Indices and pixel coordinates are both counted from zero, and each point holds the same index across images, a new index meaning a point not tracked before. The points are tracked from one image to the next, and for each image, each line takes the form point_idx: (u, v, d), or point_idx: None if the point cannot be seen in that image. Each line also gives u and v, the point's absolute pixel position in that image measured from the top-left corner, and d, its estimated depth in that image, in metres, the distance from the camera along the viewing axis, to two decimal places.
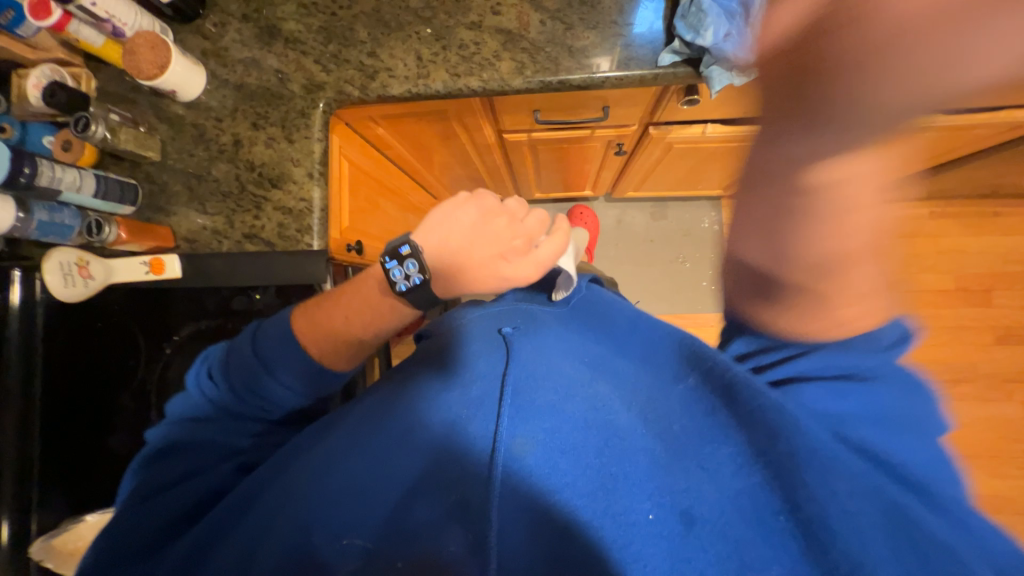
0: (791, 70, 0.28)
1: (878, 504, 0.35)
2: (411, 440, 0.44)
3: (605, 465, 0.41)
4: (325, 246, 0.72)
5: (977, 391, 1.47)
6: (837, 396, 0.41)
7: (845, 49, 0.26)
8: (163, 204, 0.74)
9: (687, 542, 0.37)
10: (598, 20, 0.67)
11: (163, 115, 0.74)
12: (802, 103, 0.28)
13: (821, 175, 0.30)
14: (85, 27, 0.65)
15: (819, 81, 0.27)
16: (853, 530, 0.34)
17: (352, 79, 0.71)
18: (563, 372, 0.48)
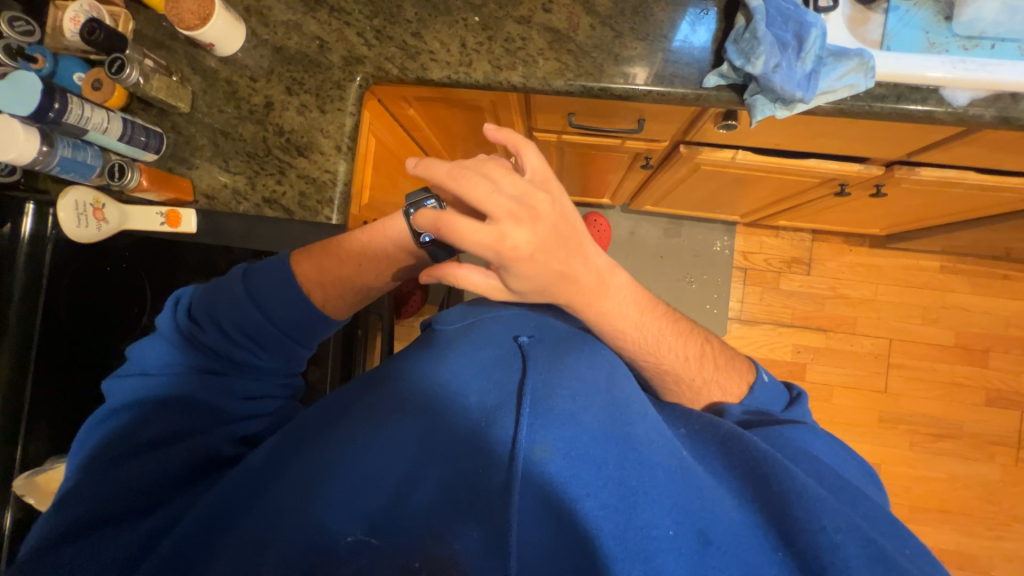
0: (516, 264, 0.54)
1: (861, 535, 0.41)
2: (433, 435, 0.48)
3: (625, 477, 0.44)
4: (343, 221, 0.72)
5: (960, 449, 1.49)
6: (788, 438, 0.51)
7: (520, 262, 0.53)
8: (186, 156, 0.73)
9: (701, 557, 0.41)
10: (648, 32, 0.66)
11: (197, 67, 0.73)
12: (522, 270, 0.54)
13: (595, 267, 0.58)
14: None
15: (520, 264, 0.53)
16: (838, 556, 0.40)
17: (393, 57, 0.70)
18: (578, 381, 0.50)
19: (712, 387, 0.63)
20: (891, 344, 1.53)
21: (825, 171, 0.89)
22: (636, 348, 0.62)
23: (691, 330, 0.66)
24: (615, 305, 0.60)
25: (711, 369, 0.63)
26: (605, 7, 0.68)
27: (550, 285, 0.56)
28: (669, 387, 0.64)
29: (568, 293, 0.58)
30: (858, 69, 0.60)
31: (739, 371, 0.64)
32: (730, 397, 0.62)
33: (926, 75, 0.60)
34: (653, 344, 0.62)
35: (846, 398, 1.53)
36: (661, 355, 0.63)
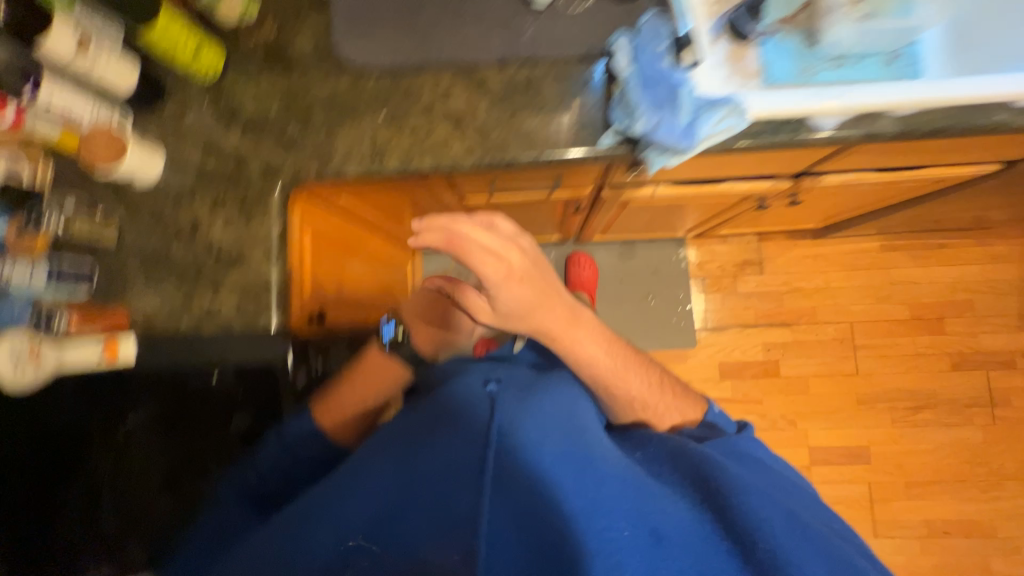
0: (511, 283, 0.60)
1: (783, 513, 0.51)
2: (426, 480, 0.59)
3: (589, 490, 0.54)
4: (283, 324, 0.73)
5: (938, 417, 1.53)
6: (738, 454, 0.62)
7: (512, 283, 0.60)
8: (121, 286, 0.74)
9: (657, 552, 0.50)
10: (542, 103, 0.71)
11: (122, 197, 0.75)
12: (514, 290, 0.61)
13: (569, 304, 0.69)
14: (41, 117, 0.61)
15: (515, 284, 0.61)
16: (767, 535, 0.49)
17: (309, 164, 0.74)
18: (546, 418, 0.61)
19: (672, 412, 0.73)
20: (852, 327, 1.58)
21: (740, 192, 0.94)
22: (605, 377, 0.71)
23: (653, 365, 0.76)
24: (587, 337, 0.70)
25: (671, 397, 0.74)
26: (499, 86, 0.72)
27: (533, 307, 0.64)
28: (637, 413, 0.73)
29: (546, 317, 0.66)
30: (733, 112, 0.65)
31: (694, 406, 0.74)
32: (683, 420, 0.73)
33: (793, 109, 0.67)
34: (620, 371, 0.71)
35: (822, 387, 1.56)
36: (628, 383, 0.72)
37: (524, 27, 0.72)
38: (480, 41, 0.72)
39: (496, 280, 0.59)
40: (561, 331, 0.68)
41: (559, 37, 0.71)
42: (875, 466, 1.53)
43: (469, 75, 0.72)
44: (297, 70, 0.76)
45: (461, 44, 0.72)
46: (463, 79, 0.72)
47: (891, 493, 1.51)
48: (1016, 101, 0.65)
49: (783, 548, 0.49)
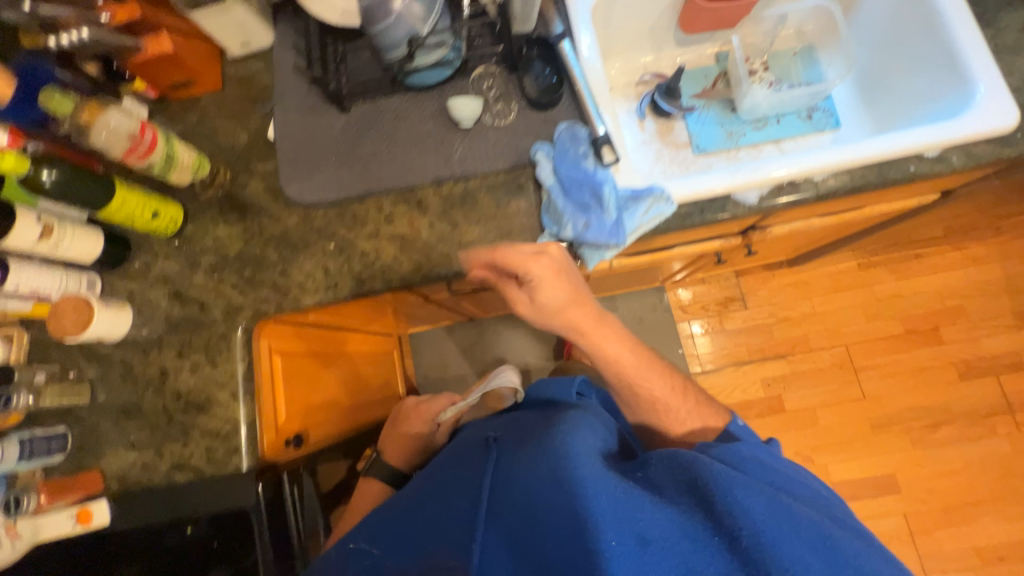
0: (550, 278, 0.63)
1: (766, 498, 0.49)
2: (428, 518, 0.62)
3: (574, 504, 0.52)
4: (254, 463, 0.73)
5: (960, 432, 1.47)
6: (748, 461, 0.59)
7: (551, 283, 0.64)
8: (93, 446, 0.75)
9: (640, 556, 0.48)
10: (479, 215, 0.75)
11: (92, 355, 0.78)
12: (557, 288, 0.64)
13: (603, 310, 0.71)
14: (13, 299, 0.69)
15: (559, 284, 0.64)
16: (750, 520, 0.47)
17: (267, 300, 0.77)
18: (537, 439, 0.62)
19: (690, 416, 0.74)
20: (849, 350, 1.54)
21: (695, 253, 0.96)
22: (627, 377, 0.73)
23: (675, 373, 0.77)
24: (617, 341, 0.71)
25: (691, 400, 0.76)
26: (438, 204, 0.76)
27: (577, 308, 0.66)
28: (658, 415, 0.75)
29: (583, 321, 0.68)
30: (659, 201, 0.68)
31: (714, 413, 0.75)
32: (699, 427, 0.74)
33: (714, 187, 0.70)
34: (638, 373, 0.73)
35: (832, 416, 1.51)
36: (654, 385, 0.74)
37: (454, 146, 0.77)
38: (415, 165, 0.77)
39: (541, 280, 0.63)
40: (597, 336, 0.70)
41: (488, 151, 0.76)
42: (907, 494, 1.44)
43: (409, 197, 0.77)
44: (250, 213, 0.80)
45: (398, 169, 0.77)
46: (404, 201, 0.77)
47: (931, 522, 1.42)
48: (926, 152, 0.68)
49: (767, 535, 0.47)
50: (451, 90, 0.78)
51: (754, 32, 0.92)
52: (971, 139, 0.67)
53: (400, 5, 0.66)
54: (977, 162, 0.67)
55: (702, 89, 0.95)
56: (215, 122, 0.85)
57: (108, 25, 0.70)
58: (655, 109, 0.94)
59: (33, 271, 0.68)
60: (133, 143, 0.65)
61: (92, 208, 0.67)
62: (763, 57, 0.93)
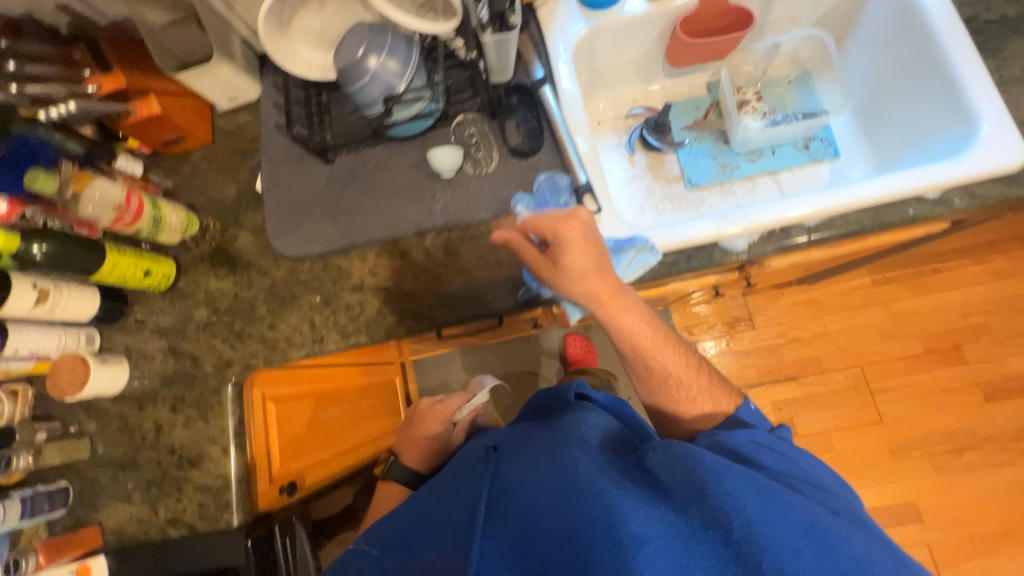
0: (574, 238, 0.62)
1: (758, 491, 0.47)
2: (424, 522, 0.58)
3: (568, 513, 0.49)
4: (245, 518, 0.74)
5: (986, 458, 1.39)
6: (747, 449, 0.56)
7: (573, 246, 0.62)
8: (93, 499, 0.77)
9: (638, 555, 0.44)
10: (462, 266, 0.75)
11: (91, 410, 0.80)
12: (583, 254, 0.62)
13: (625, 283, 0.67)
14: (14, 360, 0.71)
15: (583, 248, 0.62)
16: (739, 513, 0.45)
17: (256, 353, 0.78)
18: (538, 439, 0.59)
19: (701, 399, 0.67)
20: (864, 371, 1.48)
21: (689, 290, 0.94)
22: (639, 351, 0.67)
23: (688, 351, 0.69)
24: (630, 312, 0.65)
25: (704, 379, 0.68)
26: (421, 256, 0.76)
27: (598, 274, 0.63)
28: (669, 392, 0.67)
29: (599, 288, 0.63)
30: (642, 251, 0.67)
31: (727, 396, 0.67)
32: (712, 413, 0.66)
33: (701, 234, 0.68)
34: (651, 347, 0.67)
35: (848, 442, 1.45)
36: (668, 359, 0.67)
37: (436, 196, 0.76)
38: (398, 217, 0.77)
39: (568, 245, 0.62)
40: (613, 305, 0.65)
41: (469, 201, 0.75)
42: (930, 524, 1.37)
43: (393, 248, 0.77)
44: (240, 267, 0.82)
45: (382, 220, 0.77)
46: (388, 253, 0.77)
47: (956, 553, 1.35)
48: (925, 194, 0.65)
49: (756, 525, 0.44)
50: (433, 139, 0.77)
51: (746, 60, 0.89)
52: (973, 181, 0.63)
53: (375, 64, 0.66)
54: (982, 204, 0.64)
55: (693, 120, 0.92)
56: (206, 176, 0.87)
57: (96, 94, 0.71)
58: (644, 143, 0.92)
59: (32, 333, 0.71)
60: (119, 213, 0.67)
61: (84, 275, 0.70)
62: (757, 86, 0.91)
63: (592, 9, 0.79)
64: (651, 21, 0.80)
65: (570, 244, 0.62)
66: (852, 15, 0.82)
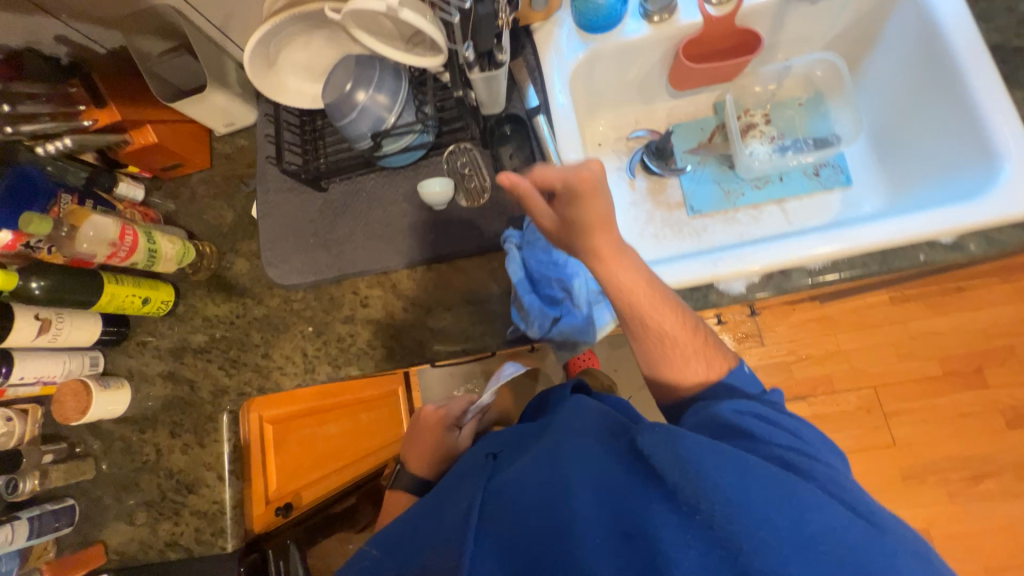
0: (586, 192, 0.53)
1: (737, 472, 0.42)
2: (418, 527, 0.55)
3: (549, 506, 0.45)
4: (239, 543, 0.76)
5: (1005, 486, 1.34)
6: (740, 422, 0.51)
7: (583, 203, 0.54)
8: (98, 519, 0.80)
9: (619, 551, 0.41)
10: (451, 301, 0.74)
11: (96, 432, 0.82)
12: (596, 213, 0.54)
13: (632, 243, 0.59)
14: (21, 386, 0.73)
15: (595, 203, 0.54)
16: (721, 500, 0.40)
17: (250, 381, 0.79)
18: (535, 443, 0.55)
19: (693, 362, 0.58)
20: (878, 393, 1.42)
21: None
22: (639, 312, 0.57)
23: (689, 313, 0.59)
24: (631, 266, 0.56)
25: (701, 340, 0.58)
26: (411, 289, 0.76)
27: (605, 232, 0.55)
28: (661, 352, 0.58)
29: (602, 243, 0.56)
30: None
31: (720, 358, 0.58)
32: (702, 380, 0.57)
33: (697, 274, 0.65)
34: (650, 308, 0.57)
35: (859, 466, 1.40)
36: (667, 319, 0.57)
37: (427, 229, 0.75)
38: (389, 249, 0.76)
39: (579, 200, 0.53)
40: (613, 259, 0.56)
41: (460, 234, 0.74)
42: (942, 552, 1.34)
43: (383, 280, 0.77)
44: (236, 294, 0.82)
45: (374, 252, 0.77)
46: (379, 284, 0.77)
47: None
48: (938, 239, 0.61)
49: (738, 514, 0.39)
50: (424, 170, 0.77)
51: (754, 81, 0.84)
52: (990, 227, 0.60)
53: (363, 98, 0.65)
54: (1000, 250, 0.60)
55: (697, 143, 0.88)
56: (204, 202, 0.88)
57: (92, 128, 0.72)
58: (646, 167, 0.88)
59: (34, 359, 0.72)
60: (114, 248, 0.68)
61: (83, 306, 0.71)
62: (765, 108, 0.86)
63: (590, 33, 0.75)
64: (653, 44, 0.76)
65: (580, 204, 0.54)
66: (866, 38, 0.77)
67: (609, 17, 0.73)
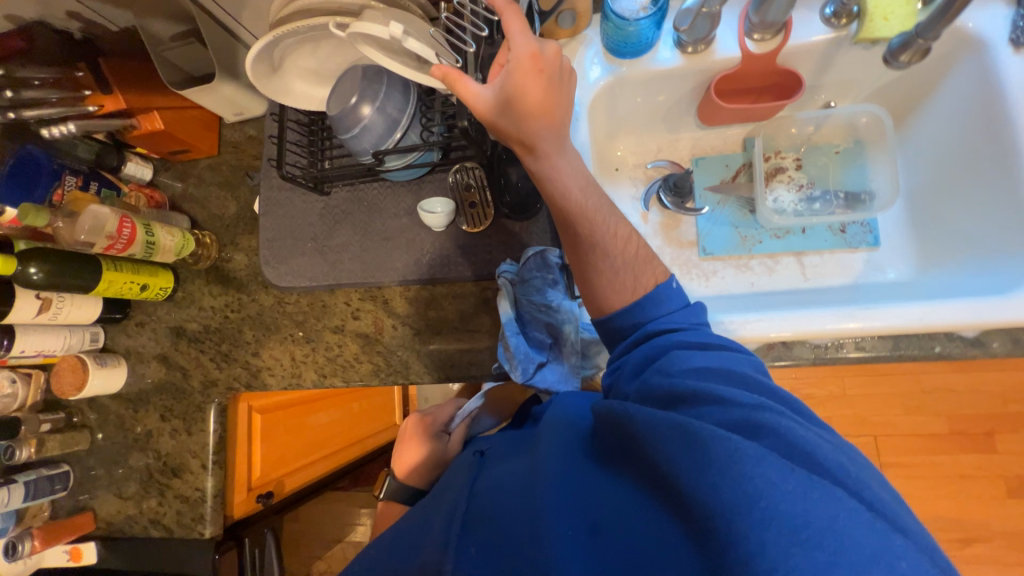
0: (537, 72, 0.44)
1: (703, 445, 0.37)
2: (401, 528, 0.52)
3: (526, 505, 0.42)
4: (217, 531, 0.80)
5: (993, 553, 1.32)
6: (697, 373, 0.45)
7: (532, 82, 0.44)
8: (90, 487, 0.84)
9: (595, 548, 0.38)
10: (441, 325, 0.73)
11: (94, 405, 0.85)
12: (548, 105, 0.46)
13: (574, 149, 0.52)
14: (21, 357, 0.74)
15: (547, 90, 0.45)
16: (691, 484, 0.36)
17: (239, 377, 0.80)
18: (521, 446, 0.53)
19: (622, 274, 0.52)
20: (877, 443, 1.38)
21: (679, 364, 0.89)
22: (573, 218, 0.51)
23: (623, 219, 0.53)
24: (567, 162, 0.50)
25: (633, 250, 0.53)
26: (403, 306, 0.75)
27: (550, 126, 0.47)
28: (595, 263, 0.52)
29: (547, 140, 0.47)
30: None
31: (649, 271, 0.53)
32: (629, 296, 0.52)
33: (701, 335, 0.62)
34: (587, 213, 0.50)
35: None
36: (602, 221, 0.51)
37: (425, 247, 0.74)
38: (385, 263, 0.75)
39: (529, 78, 0.44)
40: (551, 155, 0.48)
41: (456, 258, 0.72)
42: None
43: (375, 294, 0.76)
44: (233, 287, 0.83)
45: (368, 264, 0.75)
46: (371, 298, 0.76)
47: None
48: (962, 332, 0.58)
49: (712, 496, 0.35)
50: (428, 186, 0.75)
51: (791, 123, 0.78)
52: (1019, 326, 0.57)
53: (369, 112, 0.62)
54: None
55: (719, 181, 0.83)
56: (209, 188, 0.87)
57: (97, 114, 0.71)
58: (660, 201, 0.84)
59: (31, 335, 0.72)
60: (111, 241, 0.69)
61: (83, 291, 0.72)
62: (798, 152, 0.81)
63: (617, 56, 0.70)
64: (685, 75, 0.71)
65: (510, 76, 0.44)
66: (917, 92, 0.72)
67: (638, 44, 0.67)
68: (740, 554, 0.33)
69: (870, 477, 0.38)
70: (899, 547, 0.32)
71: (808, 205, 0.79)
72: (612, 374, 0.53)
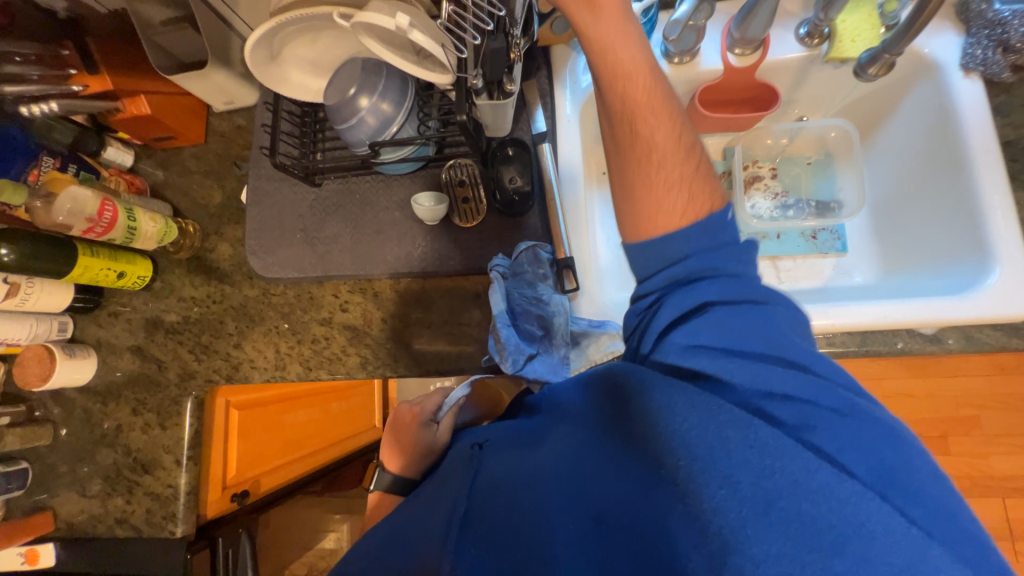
0: None
1: (733, 441, 0.39)
2: (400, 521, 0.51)
3: (540, 503, 0.45)
4: (189, 529, 0.77)
5: None
6: (731, 352, 0.44)
7: None
8: (50, 486, 0.79)
9: (604, 542, 0.42)
10: (431, 318, 0.74)
11: (59, 399, 0.81)
12: None
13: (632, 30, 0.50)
14: None
15: None
16: (706, 479, 0.39)
17: (219, 369, 0.78)
18: (527, 442, 0.53)
19: (674, 192, 0.49)
20: None
21: None
22: (629, 113, 0.49)
23: (680, 128, 0.50)
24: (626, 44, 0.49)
25: (690, 167, 0.49)
26: (393, 299, 0.75)
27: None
28: (637, 160, 0.49)
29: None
30: (614, 338, 0.67)
31: (699, 187, 0.49)
32: (678, 221, 0.48)
33: None
34: (644, 107, 0.49)
35: None
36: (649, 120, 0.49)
37: (417, 241, 0.74)
38: (376, 256, 0.75)
39: None
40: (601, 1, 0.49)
41: (447, 252, 0.73)
42: None
43: (365, 287, 0.76)
44: (216, 278, 0.81)
45: (358, 257, 0.75)
46: (360, 291, 0.76)
47: None
48: (921, 328, 0.62)
49: (728, 492, 0.38)
50: (421, 181, 0.76)
51: (767, 134, 0.84)
52: (973, 323, 0.61)
53: (366, 105, 0.63)
54: (978, 348, 0.62)
55: None
56: (194, 177, 0.85)
57: (82, 94, 0.69)
58: None
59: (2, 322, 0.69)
60: (91, 223, 0.67)
61: (56, 276, 0.69)
62: (774, 162, 0.87)
63: None
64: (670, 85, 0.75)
65: None
66: (878, 108, 0.78)
67: None
68: (745, 557, 0.36)
69: (914, 470, 0.39)
70: (924, 552, 0.34)
71: (782, 212, 0.85)
72: (638, 316, 0.52)
